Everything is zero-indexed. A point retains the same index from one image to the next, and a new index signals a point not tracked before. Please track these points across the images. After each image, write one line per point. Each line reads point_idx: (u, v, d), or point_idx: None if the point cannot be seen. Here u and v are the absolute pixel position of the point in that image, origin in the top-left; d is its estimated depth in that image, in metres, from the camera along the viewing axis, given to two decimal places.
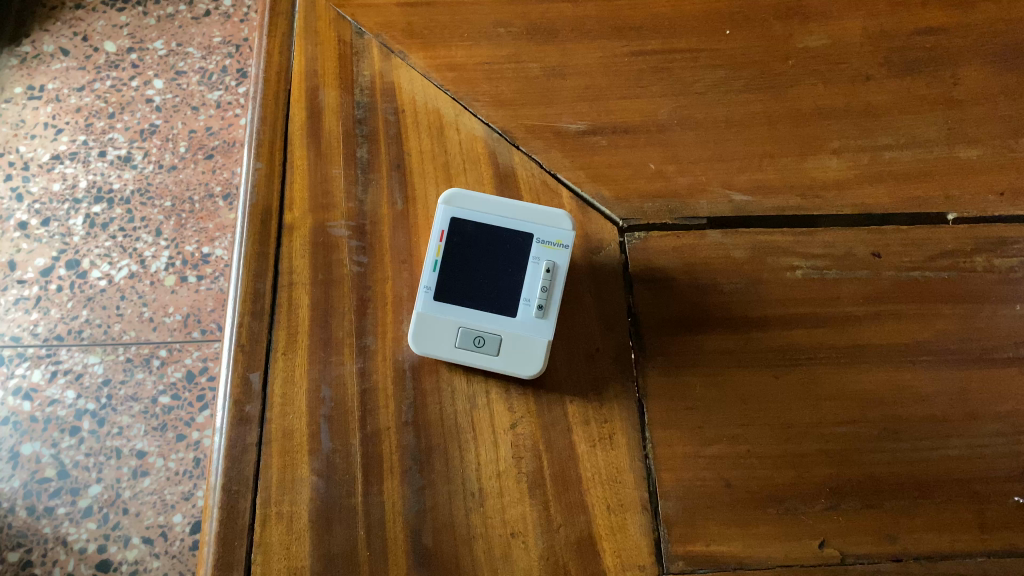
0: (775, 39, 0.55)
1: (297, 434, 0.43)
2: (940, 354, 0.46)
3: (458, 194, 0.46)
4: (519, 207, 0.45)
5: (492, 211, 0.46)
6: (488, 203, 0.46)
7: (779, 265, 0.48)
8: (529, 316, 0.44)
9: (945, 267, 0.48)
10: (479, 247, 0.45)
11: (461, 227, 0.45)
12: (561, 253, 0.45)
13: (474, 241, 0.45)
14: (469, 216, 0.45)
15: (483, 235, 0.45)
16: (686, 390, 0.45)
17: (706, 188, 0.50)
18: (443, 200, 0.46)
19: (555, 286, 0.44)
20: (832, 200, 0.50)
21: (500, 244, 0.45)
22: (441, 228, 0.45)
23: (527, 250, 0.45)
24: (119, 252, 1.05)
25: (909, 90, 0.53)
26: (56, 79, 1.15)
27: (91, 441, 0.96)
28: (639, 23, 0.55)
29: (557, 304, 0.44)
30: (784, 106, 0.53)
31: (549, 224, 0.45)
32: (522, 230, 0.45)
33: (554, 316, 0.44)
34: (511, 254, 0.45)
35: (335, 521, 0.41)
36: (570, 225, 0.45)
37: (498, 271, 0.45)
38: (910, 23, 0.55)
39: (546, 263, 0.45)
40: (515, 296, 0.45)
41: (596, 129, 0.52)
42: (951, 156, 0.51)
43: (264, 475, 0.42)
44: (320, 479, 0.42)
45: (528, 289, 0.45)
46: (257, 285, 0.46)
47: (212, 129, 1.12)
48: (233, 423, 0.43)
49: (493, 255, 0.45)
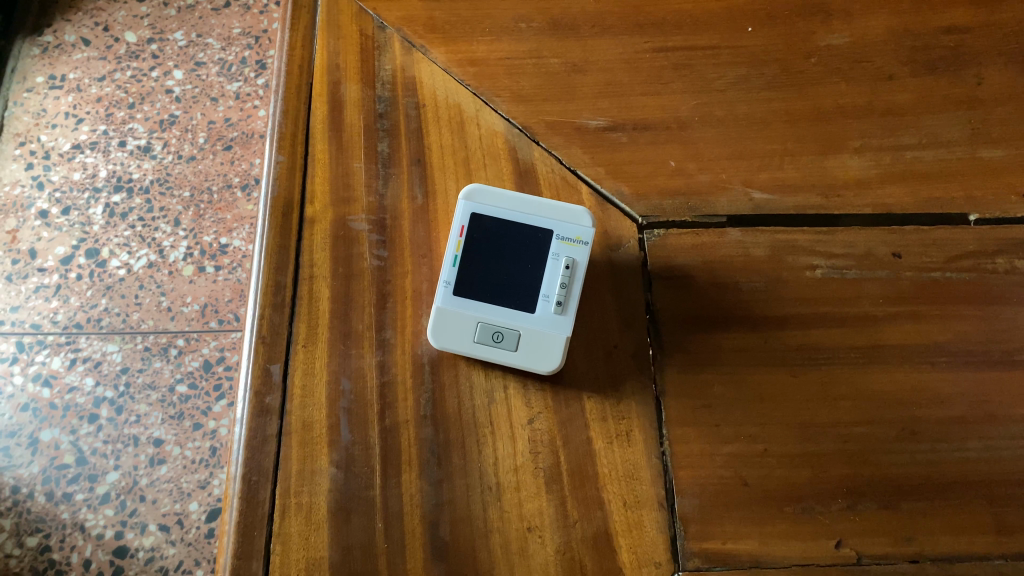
0: (797, 36, 0.55)
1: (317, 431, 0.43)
2: (961, 355, 0.46)
3: (478, 189, 0.46)
4: (539, 204, 0.46)
5: (512, 207, 0.46)
6: (507, 198, 0.46)
7: (798, 264, 0.48)
8: (547, 313, 0.44)
9: (965, 267, 0.48)
10: (498, 244, 0.45)
11: (481, 221, 0.45)
12: (580, 250, 0.45)
13: (494, 237, 0.45)
14: (489, 212, 0.46)
15: (504, 231, 0.45)
16: (705, 387, 0.45)
17: (726, 186, 0.50)
18: (463, 195, 0.46)
19: (575, 284, 0.44)
20: (852, 199, 0.50)
21: (520, 240, 0.45)
22: (462, 223, 0.45)
23: (547, 246, 0.45)
24: (138, 241, 1.08)
25: (932, 89, 0.53)
26: (77, 69, 1.18)
27: (109, 429, 0.97)
28: (660, 20, 0.55)
29: (577, 300, 0.44)
30: (806, 104, 0.53)
31: (568, 222, 0.45)
32: (541, 226, 0.45)
33: (573, 313, 0.44)
34: (531, 250, 0.45)
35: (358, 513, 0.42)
36: (590, 222, 0.45)
37: (517, 267, 0.45)
38: (933, 23, 0.55)
39: (565, 259, 0.45)
40: (533, 293, 0.45)
41: (616, 125, 0.52)
42: (974, 156, 0.51)
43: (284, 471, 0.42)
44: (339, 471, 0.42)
45: (547, 285, 0.45)
46: (278, 277, 0.47)
47: (231, 121, 1.15)
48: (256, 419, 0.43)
49: (513, 251, 0.45)
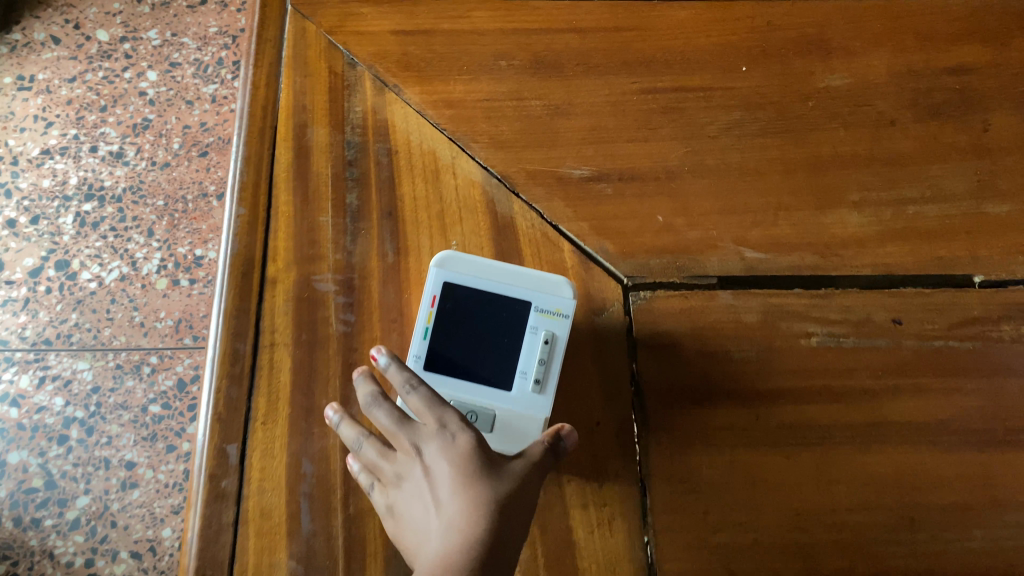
0: (795, 76, 0.52)
1: (416, 397, 0.39)
2: (963, 434, 0.43)
3: (450, 256, 0.43)
4: (515, 274, 0.43)
5: (488, 276, 0.43)
6: (481, 267, 0.43)
7: (792, 332, 0.45)
8: (524, 391, 0.41)
9: (970, 335, 0.45)
10: (472, 314, 0.42)
11: (453, 291, 0.42)
12: (560, 323, 0.42)
13: (468, 307, 0.42)
14: (463, 280, 0.42)
15: (479, 301, 0.42)
16: (692, 470, 0.42)
17: (717, 244, 0.47)
18: (435, 263, 0.43)
19: (555, 359, 0.42)
20: (851, 258, 0.47)
21: (496, 311, 0.42)
22: (433, 292, 0.42)
23: (525, 319, 0.42)
24: (110, 253, 1.05)
25: (935, 136, 0.50)
26: (46, 69, 1.16)
27: (79, 451, 0.94)
28: (649, 58, 0.52)
29: (556, 378, 0.42)
30: (803, 153, 0.49)
31: (548, 293, 0.43)
32: (519, 297, 0.42)
33: (553, 392, 0.41)
34: (508, 323, 0.42)
35: (494, 483, 0.36)
36: (570, 294, 0.43)
37: (493, 341, 0.42)
38: (940, 62, 0.52)
39: (544, 332, 0.42)
40: (510, 370, 0.42)
41: (601, 176, 0.49)
42: (980, 212, 0.48)
43: (411, 435, 0.39)
44: (463, 437, 0.38)
45: (525, 361, 0.42)
46: (236, 345, 0.44)
47: (207, 125, 1.14)
48: (364, 399, 0.41)
49: (488, 323, 0.42)
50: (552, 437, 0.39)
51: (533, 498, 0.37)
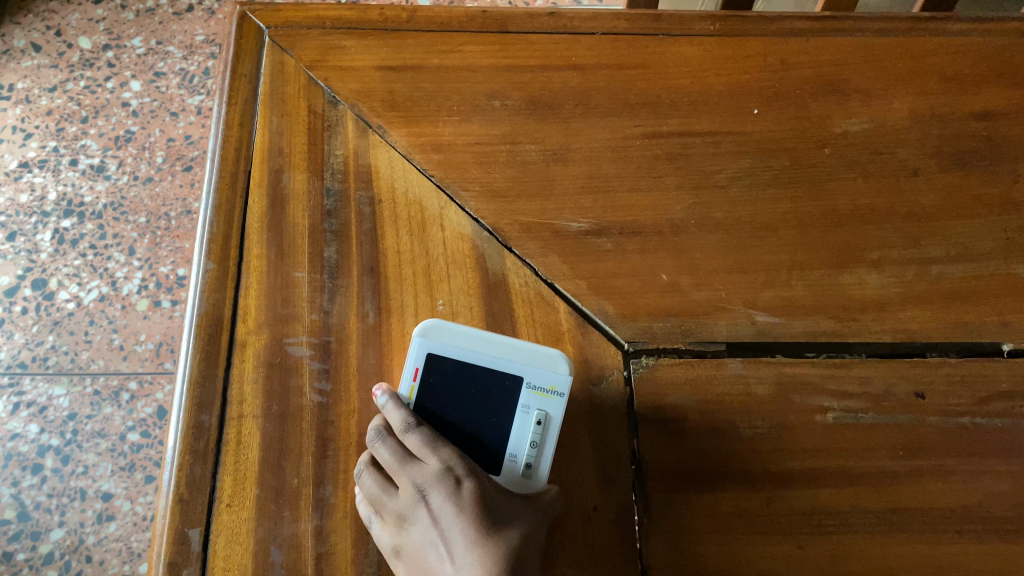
0: (809, 121, 0.48)
1: (417, 436, 0.39)
2: (991, 523, 0.39)
3: (436, 325, 0.40)
4: (509, 345, 0.39)
5: (477, 347, 0.39)
6: (470, 336, 0.40)
7: (806, 406, 0.41)
8: (514, 474, 0.39)
9: (998, 412, 0.41)
10: (457, 388, 0.40)
11: (440, 364, 0.40)
12: (554, 401, 0.38)
13: (455, 381, 0.40)
14: (448, 352, 0.39)
15: (466, 376, 0.39)
16: (698, 562, 0.38)
17: (725, 306, 0.43)
18: (418, 332, 0.40)
19: (547, 441, 0.38)
20: (870, 324, 0.43)
21: (485, 386, 0.39)
22: (416, 365, 0.40)
23: (515, 396, 0.39)
24: (89, 272, 1.01)
25: (960, 188, 0.47)
26: (26, 78, 1.13)
27: (54, 481, 0.91)
28: (653, 99, 0.48)
29: (548, 462, 0.38)
30: (818, 206, 0.46)
31: (543, 368, 0.39)
32: (510, 372, 0.39)
33: (545, 477, 0.38)
34: (497, 399, 0.39)
35: (506, 539, 0.36)
36: (568, 368, 0.39)
37: (481, 418, 0.40)
38: (963, 107, 0.49)
39: (537, 411, 0.38)
40: (500, 450, 0.39)
41: (600, 229, 0.45)
42: (1008, 273, 0.45)
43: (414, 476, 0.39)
44: (470, 484, 0.37)
45: (515, 442, 0.39)
46: (201, 417, 0.40)
47: (191, 138, 1.10)
48: (368, 433, 0.39)
49: (475, 398, 0.39)
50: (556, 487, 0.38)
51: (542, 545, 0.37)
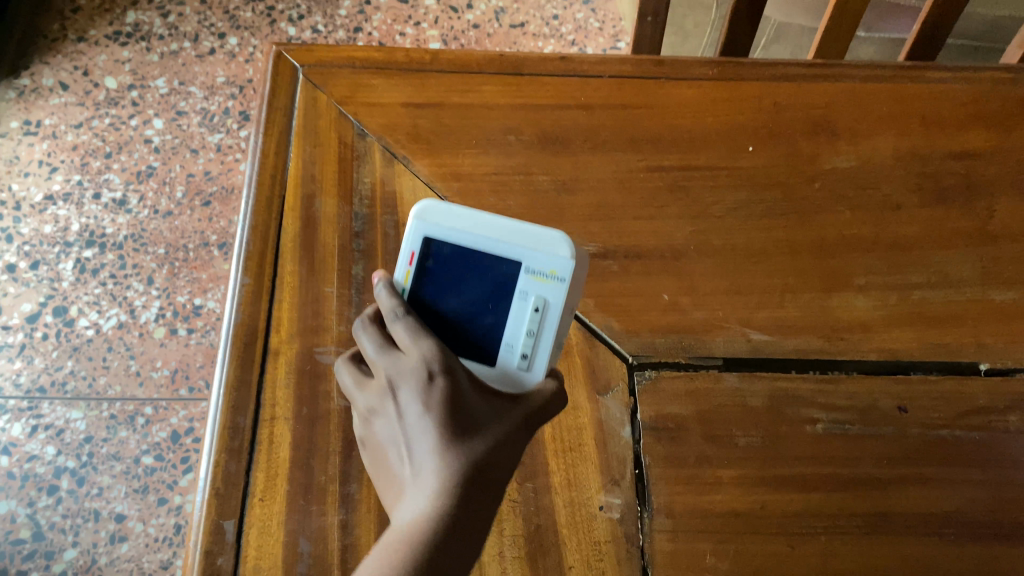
0: (801, 158, 0.52)
1: (402, 327, 0.39)
2: (970, 527, 0.42)
3: (434, 209, 0.41)
4: (506, 228, 0.40)
5: (474, 229, 0.40)
6: (469, 219, 0.40)
7: (797, 417, 0.44)
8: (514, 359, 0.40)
9: (975, 425, 0.45)
10: (461, 274, 0.41)
11: (438, 248, 0.41)
12: (554, 286, 0.40)
13: (453, 265, 0.41)
14: (445, 236, 0.41)
15: (466, 260, 0.41)
16: (697, 558, 0.41)
17: (722, 324, 0.47)
18: (417, 217, 0.41)
19: (547, 330, 0.40)
20: (856, 343, 0.47)
21: (485, 270, 0.41)
22: (414, 249, 0.41)
23: (517, 282, 0.40)
24: (108, 300, 1.05)
25: (940, 221, 0.50)
26: (53, 115, 1.18)
27: (69, 502, 0.93)
28: (656, 135, 0.52)
29: (547, 348, 0.40)
30: (809, 235, 0.50)
31: (547, 251, 0.39)
32: (509, 256, 0.40)
33: (545, 363, 0.40)
34: (497, 284, 0.41)
35: (467, 439, 0.34)
36: (569, 251, 0.39)
37: (480, 303, 0.41)
38: (943, 147, 0.53)
39: (535, 298, 0.40)
40: (501, 338, 0.41)
41: (607, 252, 0.49)
42: (984, 298, 0.48)
43: (392, 367, 0.38)
44: (443, 381, 0.36)
45: (515, 328, 0.40)
46: (236, 419, 0.43)
47: (211, 174, 1.14)
48: (358, 324, 0.40)
49: (477, 283, 0.41)
50: (552, 387, 0.40)
51: (513, 456, 0.36)
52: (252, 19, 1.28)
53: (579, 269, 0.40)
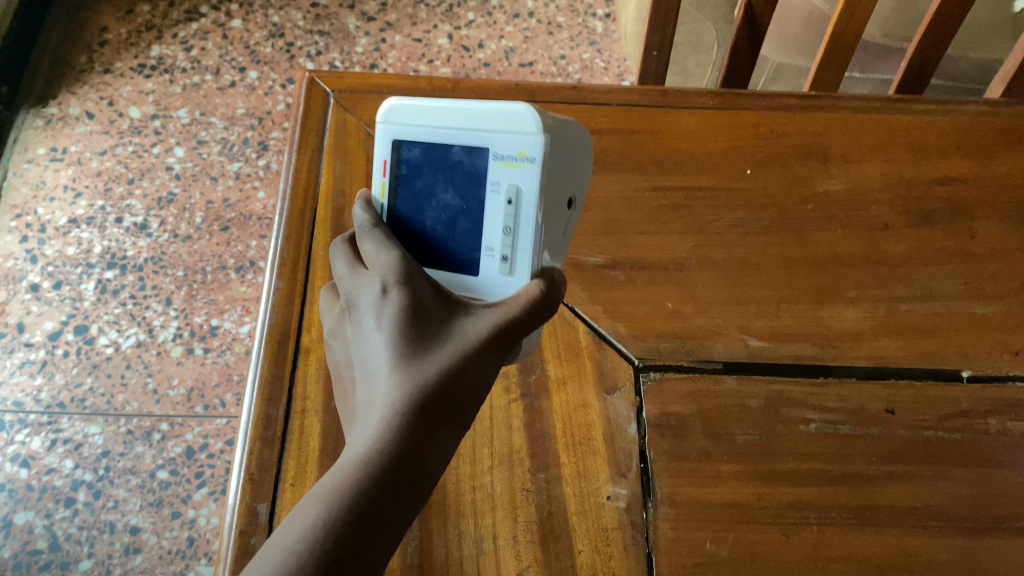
0: (796, 180, 0.56)
1: (369, 242, 0.42)
2: (952, 520, 0.45)
3: (400, 113, 0.44)
4: (472, 114, 0.41)
5: (441, 122, 0.42)
6: (434, 114, 0.43)
7: (792, 417, 0.48)
8: (495, 257, 0.42)
9: (958, 427, 0.48)
10: (437, 178, 0.44)
11: (409, 153, 0.44)
12: (524, 169, 0.41)
13: (426, 166, 0.44)
14: (414, 137, 0.44)
15: (438, 158, 0.43)
16: (698, 544, 0.44)
17: (722, 331, 0.50)
18: (384, 124, 0.44)
19: (524, 220, 0.41)
20: (847, 350, 0.50)
21: (457, 165, 0.43)
22: (385, 158, 0.45)
23: (489, 173, 0.42)
24: (128, 319, 1.08)
25: (924, 240, 0.54)
26: (79, 142, 1.22)
27: (85, 514, 0.96)
28: (661, 158, 0.56)
29: (527, 238, 0.42)
30: (803, 251, 0.53)
31: (514, 134, 0.40)
32: (480, 144, 0.41)
33: (526, 256, 0.42)
34: (472, 178, 0.42)
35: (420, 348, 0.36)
36: (535, 128, 0.40)
37: (458, 204, 0.43)
38: (928, 173, 0.57)
39: (509, 187, 0.41)
40: (483, 237, 0.43)
41: (615, 263, 0.53)
42: (966, 311, 0.52)
43: (359, 281, 0.40)
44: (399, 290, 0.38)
45: (494, 223, 0.42)
46: (270, 410, 0.46)
47: (230, 201, 1.18)
48: (335, 248, 0.44)
49: (452, 185, 0.43)
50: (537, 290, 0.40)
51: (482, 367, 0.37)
52: (272, 55, 1.33)
53: (551, 150, 0.41)
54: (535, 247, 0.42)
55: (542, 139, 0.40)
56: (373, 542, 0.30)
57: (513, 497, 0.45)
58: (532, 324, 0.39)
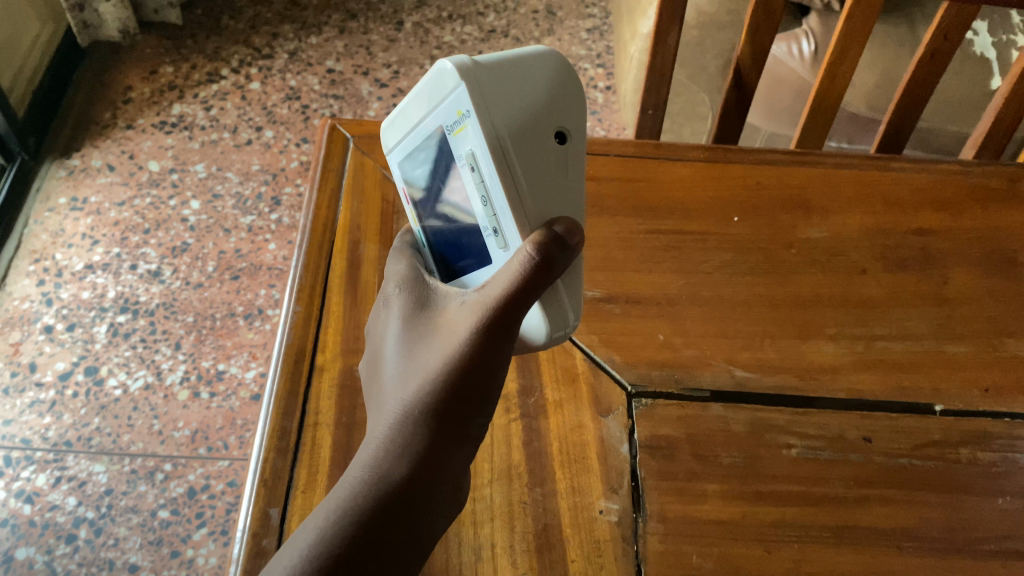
0: (781, 227, 0.60)
1: (391, 260, 0.51)
2: (926, 541, 0.47)
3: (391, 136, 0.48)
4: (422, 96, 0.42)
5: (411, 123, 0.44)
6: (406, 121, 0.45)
7: (775, 442, 0.50)
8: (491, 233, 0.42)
9: (931, 455, 0.50)
10: (430, 177, 0.46)
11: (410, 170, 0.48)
12: (467, 128, 0.39)
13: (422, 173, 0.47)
14: (406, 153, 0.47)
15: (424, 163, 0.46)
16: (684, 557, 0.46)
17: (709, 362, 0.54)
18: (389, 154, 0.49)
19: (490, 181, 0.40)
20: (827, 382, 0.53)
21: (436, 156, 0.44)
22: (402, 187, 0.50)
23: (454, 147, 0.41)
24: (137, 362, 1.11)
25: (899, 284, 0.58)
26: (99, 193, 1.27)
27: (85, 551, 0.96)
28: (655, 204, 0.61)
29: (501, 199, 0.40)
30: (786, 291, 0.57)
31: (446, 97, 0.39)
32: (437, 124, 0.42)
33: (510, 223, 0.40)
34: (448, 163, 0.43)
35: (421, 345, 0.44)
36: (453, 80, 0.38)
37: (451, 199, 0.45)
38: (903, 224, 0.61)
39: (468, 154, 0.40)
40: (477, 214, 0.42)
41: (610, 297, 0.57)
42: (938, 350, 0.55)
43: (380, 292, 0.49)
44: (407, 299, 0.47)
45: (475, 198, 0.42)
46: (284, 423, 0.49)
47: (242, 251, 1.23)
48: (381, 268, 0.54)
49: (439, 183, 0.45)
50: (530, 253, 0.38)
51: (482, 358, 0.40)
52: (288, 116, 1.40)
53: (484, 95, 0.38)
54: (513, 208, 0.40)
55: (463, 89, 0.38)
56: (373, 543, 0.38)
57: (510, 509, 0.48)
58: (528, 299, 0.39)
